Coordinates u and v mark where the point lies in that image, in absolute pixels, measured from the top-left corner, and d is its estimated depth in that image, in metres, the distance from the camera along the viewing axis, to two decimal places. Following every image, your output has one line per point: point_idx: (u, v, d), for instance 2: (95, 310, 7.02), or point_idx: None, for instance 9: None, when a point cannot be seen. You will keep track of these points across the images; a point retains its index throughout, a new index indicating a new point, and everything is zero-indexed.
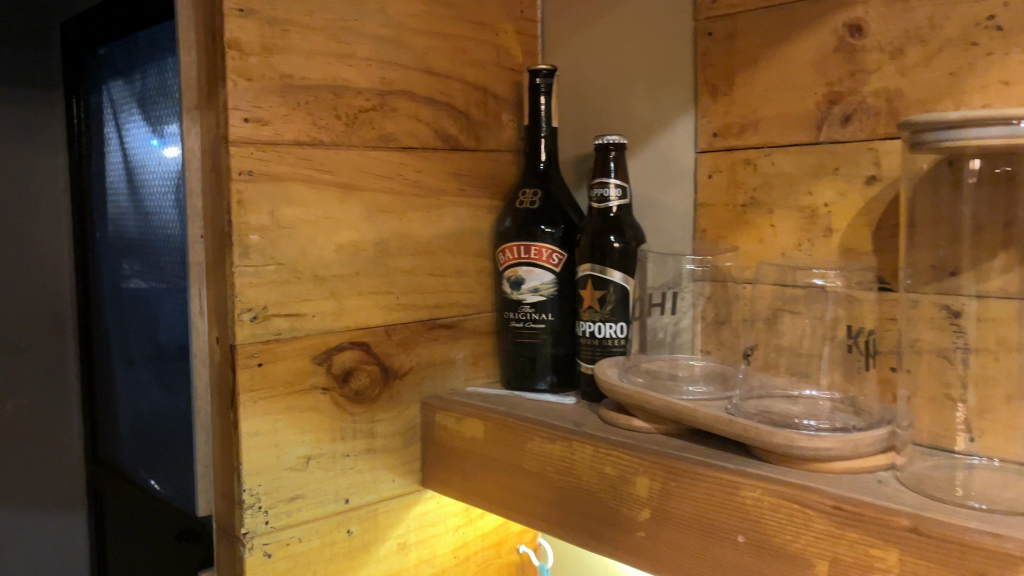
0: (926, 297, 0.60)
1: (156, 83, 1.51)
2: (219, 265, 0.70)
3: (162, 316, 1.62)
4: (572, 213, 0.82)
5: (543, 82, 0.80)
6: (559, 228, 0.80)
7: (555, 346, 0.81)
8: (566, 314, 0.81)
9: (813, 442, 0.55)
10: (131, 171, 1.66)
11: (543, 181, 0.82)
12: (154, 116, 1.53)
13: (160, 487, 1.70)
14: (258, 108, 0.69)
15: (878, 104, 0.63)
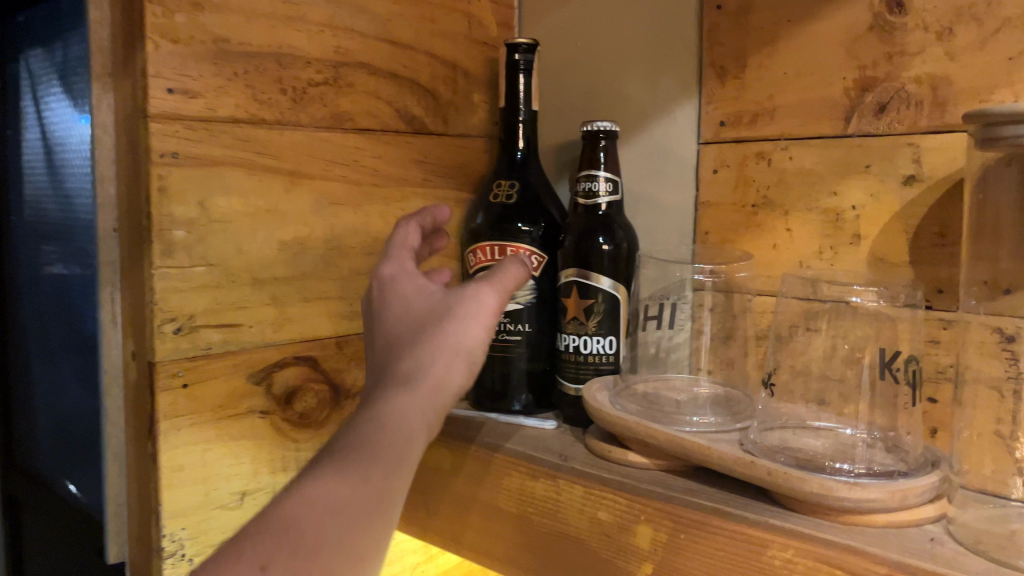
0: (976, 318, 0.52)
1: (82, 53, 1.34)
2: (136, 265, 0.58)
3: (84, 308, 1.46)
4: (555, 210, 0.73)
5: (522, 58, 0.69)
6: (538, 228, 0.70)
7: (531, 360, 0.71)
8: (545, 324, 0.71)
9: (857, 493, 0.47)
10: (50, 149, 1.50)
11: (521, 172, 0.72)
12: (78, 89, 1.37)
13: (77, 494, 1.54)
14: (185, 76, 0.57)
15: (920, 93, 0.54)
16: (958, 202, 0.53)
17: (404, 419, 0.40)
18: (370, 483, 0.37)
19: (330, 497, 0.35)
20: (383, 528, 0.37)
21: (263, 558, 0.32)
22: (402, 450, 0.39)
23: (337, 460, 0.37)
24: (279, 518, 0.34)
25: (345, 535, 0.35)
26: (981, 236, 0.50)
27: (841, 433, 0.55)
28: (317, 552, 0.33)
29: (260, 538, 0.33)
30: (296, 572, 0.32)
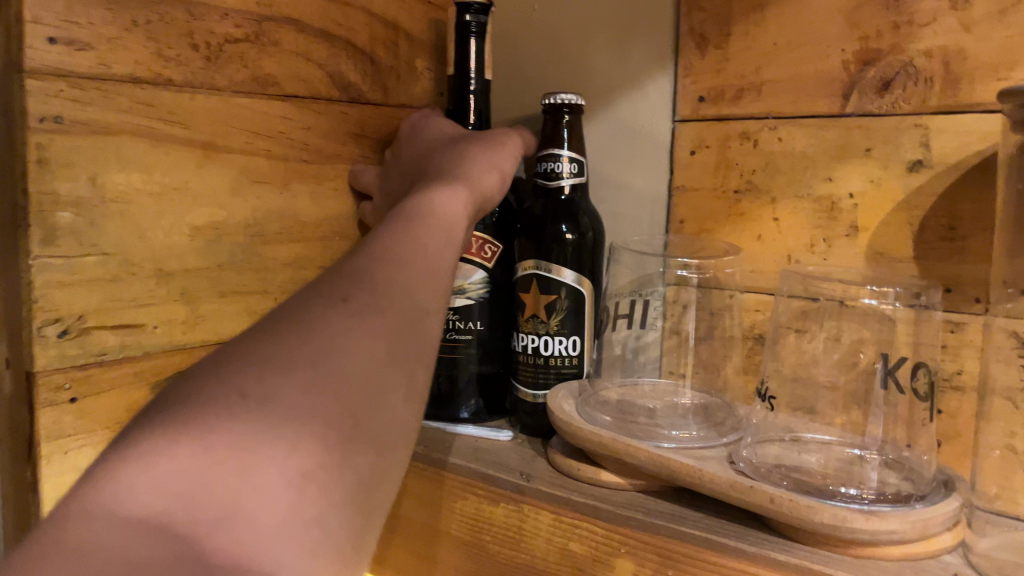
0: (993, 321, 0.46)
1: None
2: (9, 254, 0.47)
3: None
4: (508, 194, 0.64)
5: (473, 19, 0.60)
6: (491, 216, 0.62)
7: (484, 363, 0.63)
8: (499, 321, 0.63)
9: (875, 524, 0.40)
10: None
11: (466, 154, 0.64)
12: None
13: None
14: (71, 23, 0.46)
15: (930, 68, 0.48)
16: (973, 191, 0.47)
17: (449, 212, 0.44)
18: (436, 250, 0.40)
19: (395, 256, 0.38)
20: (440, 292, 0.39)
21: (346, 291, 0.35)
22: (451, 232, 0.43)
23: (398, 225, 0.41)
24: (357, 262, 0.37)
25: (411, 284, 0.37)
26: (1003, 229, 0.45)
27: (845, 450, 0.49)
28: (395, 289, 0.36)
29: (343, 280, 0.35)
30: (376, 308, 0.35)
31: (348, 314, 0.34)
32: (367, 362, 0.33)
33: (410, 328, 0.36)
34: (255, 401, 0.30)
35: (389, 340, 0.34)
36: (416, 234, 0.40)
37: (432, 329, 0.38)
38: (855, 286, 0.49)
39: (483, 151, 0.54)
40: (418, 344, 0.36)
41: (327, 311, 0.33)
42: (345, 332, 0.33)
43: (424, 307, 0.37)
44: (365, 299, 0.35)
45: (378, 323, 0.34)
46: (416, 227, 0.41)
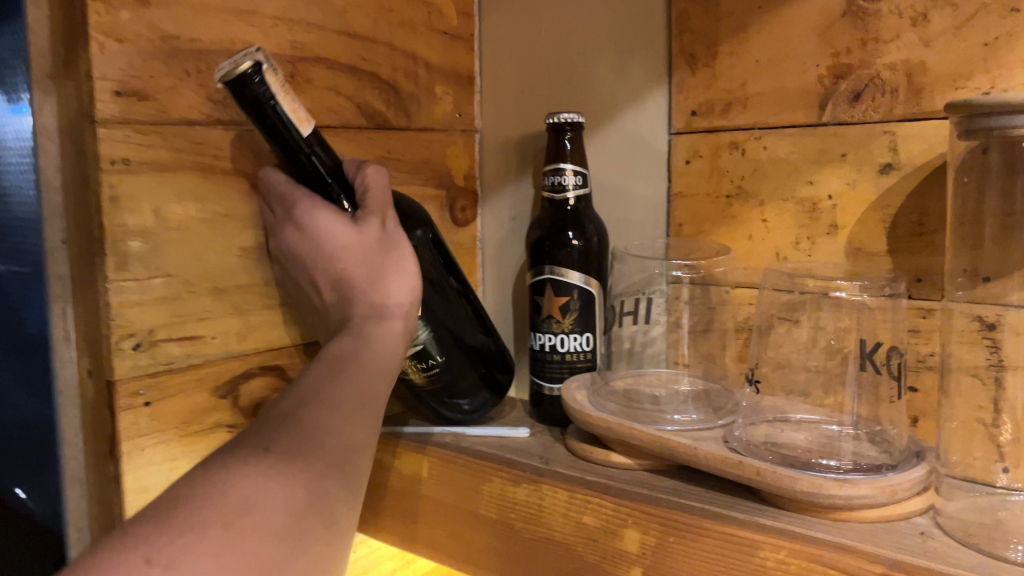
0: (958, 307, 0.51)
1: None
2: (89, 279, 0.55)
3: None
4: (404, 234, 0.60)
5: (253, 71, 0.49)
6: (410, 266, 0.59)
7: (463, 375, 0.63)
8: (454, 334, 0.62)
9: (847, 490, 0.46)
10: None
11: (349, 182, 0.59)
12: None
13: None
14: (133, 77, 0.53)
15: (895, 79, 0.54)
16: (937, 189, 0.52)
17: (386, 340, 0.51)
18: (363, 390, 0.47)
19: (317, 403, 0.44)
20: (364, 431, 0.45)
21: (266, 442, 0.40)
22: (380, 368, 0.49)
23: (327, 367, 0.47)
24: (281, 412, 0.43)
25: (333, 432, 0.43)
26: (966, 224, 0.50)
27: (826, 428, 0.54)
28: (316, 436, 0.42)
29: (264, 431, 0.41)
30: (293, 456, 0.40)
31: (265, 463, 0.38)
32: (280, 514, 0.37)
33: (327, 479, 0.41)
34: (163, 566, 0.32)
35: (308, 487, 0.39)
36: (339, 381, 0.46)
37: (359, 468, 0.44)
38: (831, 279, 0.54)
39: (393, 244, 0.56)
40: (336, 491, 0.41)
41: (248, 461, 0.38)
42: (264, 478, 0.37)
43: (346, 454, 0.43)
44: (282, 448, 0.40)
45: (301, 467, 0.39)
46: (339, 372, 0.47)
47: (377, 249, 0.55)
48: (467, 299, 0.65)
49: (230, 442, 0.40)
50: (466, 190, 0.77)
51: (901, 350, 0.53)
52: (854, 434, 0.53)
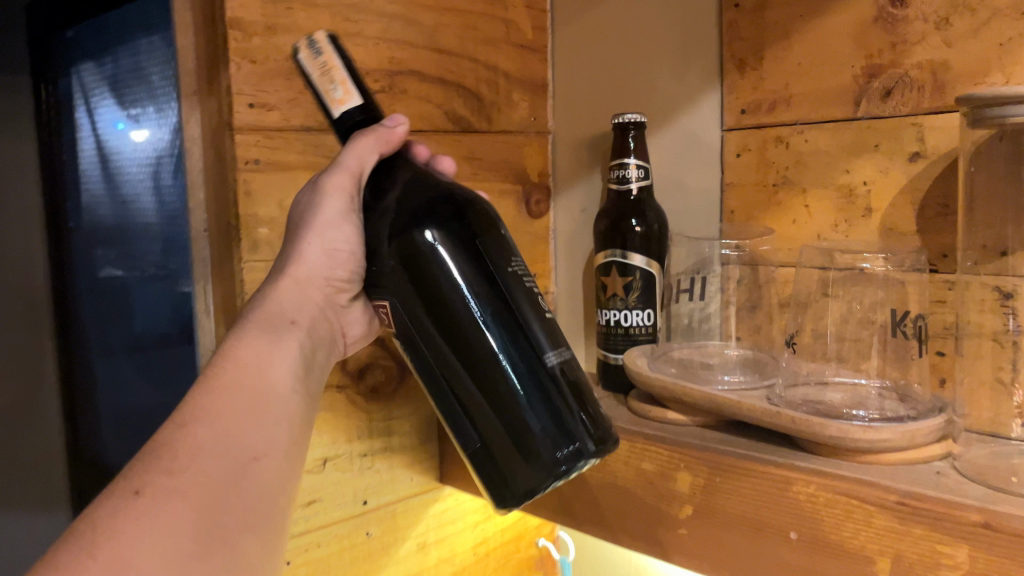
0: (978, 279, 0.57)
1: (128, 65, 1.22)
2: (227, 261, 0.66)
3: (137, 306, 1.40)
4: (429, 216, 0.49)
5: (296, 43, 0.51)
6: (421, 247, 0.49)
7: (488, 447, 0.49)
8: (459, 366, 0.49)
9: (870, 435, 0.53)
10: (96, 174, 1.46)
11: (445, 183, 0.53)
12: (115, 90, 1.28)
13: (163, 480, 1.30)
14: (263, 92, 0.64)
15: (922, 77, 0.60)
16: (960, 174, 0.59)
17: (275, 313, 0.52)
18: (249, 390, 0.47)
19: (197, 425, 0.44)
20: (258, 433, 0.46)
21: (137, 486, 0.40)
22: (264, 355, 0.50)
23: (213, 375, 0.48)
24: (163, 442, 0.43)
25: (218, 459, 0.43)
26: (986, 204, 0.56)
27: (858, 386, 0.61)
28: (196, 460, 0.42)
29: (136, 475, 0.41)
30: (170, 485, 0.41)
31: (137, 512, 0.39)
32: (179, 537, 0.39)
33: (223, 507, 0.42)
34: None
35: (190, 505, 0.41)
36: (218, 389, 0.47)
37: (259, 472, 0.45)
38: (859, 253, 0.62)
39: (324, 223, 0.52)
40: (232, 510, 0.42)
41: (120, 512, 0.39)
42: (130, 528, 0.38)
43: (240, 473, 0.44)
44: (154, 490, 0.40)
45: (182, 495, 0.41)
46: (224, 356, 0.49)
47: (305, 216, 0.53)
48: (510, 355, 0.48)
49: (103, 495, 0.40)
50: (541, 185, 0.86)
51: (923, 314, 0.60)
52: (880, 387, 0.60)
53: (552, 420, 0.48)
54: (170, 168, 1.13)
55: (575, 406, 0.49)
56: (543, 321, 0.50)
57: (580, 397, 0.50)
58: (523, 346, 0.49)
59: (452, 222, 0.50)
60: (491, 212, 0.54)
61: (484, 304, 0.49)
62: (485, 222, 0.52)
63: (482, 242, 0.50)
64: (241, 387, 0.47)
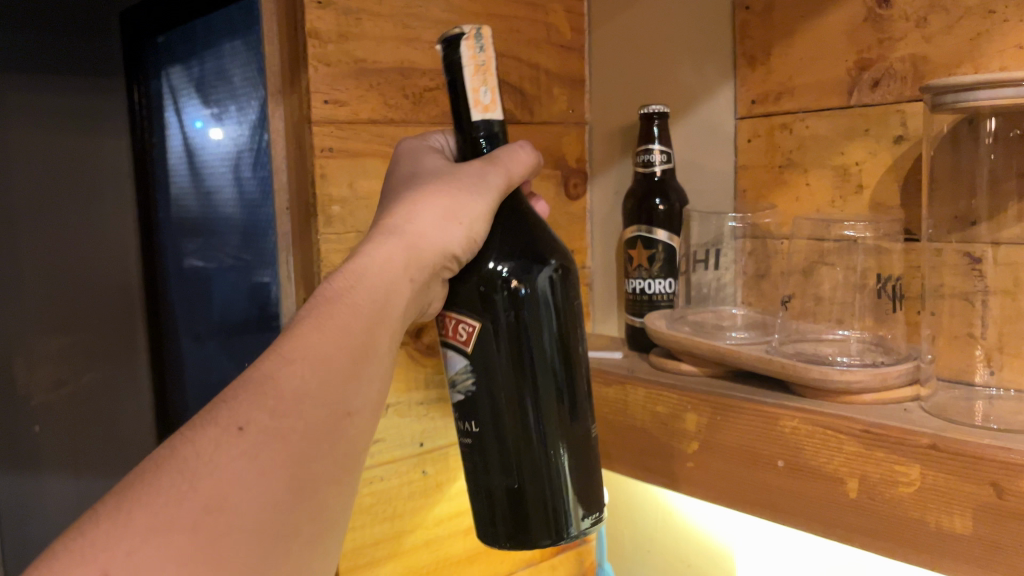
0: (950, 246, 0.66)
1: (211, 68, 1.34)
2: (306, 234, 0.78)
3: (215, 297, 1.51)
4: (511, 268, 0.54)
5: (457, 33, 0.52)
6: (497, 298, 0.54)
7: (486, 478, 0.57)
8: (519, 421, 0.55)
9: (846, 377, 0.61)
10: (178, 167, 1.60)
11: (538, 239, 0.57)
12: (200, 91, 1.40)
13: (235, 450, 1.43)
14: (336, 90, 0.76)
15: (904, 69, 0.68)
16: None
17: (389, 263, 0.51)
18: (354, 334, 0.48)
19: (302, 367, 0.46)
20: (359, 390, 0.48)
21: (240, 422, 0.43)
22: (377, 308, 0.50)
23: (326, 309, 0.49)
24: (263, 375, 0.45)
25: (318, 408, 0.46)
26: (953, 180, 0.64)
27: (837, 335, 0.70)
28: (299, 407, 0.45)
29: (242, 406, 0.44)
30: (269, 428, 0.43)
31: (238, 449, 0.42)
32: (267, 484, 0.42)
33: (312, 458, 0.45)
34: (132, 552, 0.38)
35: (288, 452, 0.44)
36: (330, 327, 0.48)
37: (348, 431, 0.47)
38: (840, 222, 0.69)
39: (469, 199, 0.54)
40: (322, 459, 0.46)
41: (219, 442, 0.42)
42: (232, 464, 0.42)
43: (333, 426, 0.46)
44: (256, 431, 0.43)
45: (280, 445, 0.43)
46: (343, 291, 0.50)
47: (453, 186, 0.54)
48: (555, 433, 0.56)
49: (207, 415, 0.44)
50: (578, 170, 0.97)
51: (895, 276, 0.69)
52: (861, 338, 0.70)
53: (547, 482, 0.55)
54: (248, 164, 1.23)
55: (576, 479, 0.57)
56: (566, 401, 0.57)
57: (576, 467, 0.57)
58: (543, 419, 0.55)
59: (531, 288, 0.54)
60: (574, 287, 0.58)
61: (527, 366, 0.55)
62: (561, 297, 0.56)
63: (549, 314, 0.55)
64: (347, 335, 0.48)
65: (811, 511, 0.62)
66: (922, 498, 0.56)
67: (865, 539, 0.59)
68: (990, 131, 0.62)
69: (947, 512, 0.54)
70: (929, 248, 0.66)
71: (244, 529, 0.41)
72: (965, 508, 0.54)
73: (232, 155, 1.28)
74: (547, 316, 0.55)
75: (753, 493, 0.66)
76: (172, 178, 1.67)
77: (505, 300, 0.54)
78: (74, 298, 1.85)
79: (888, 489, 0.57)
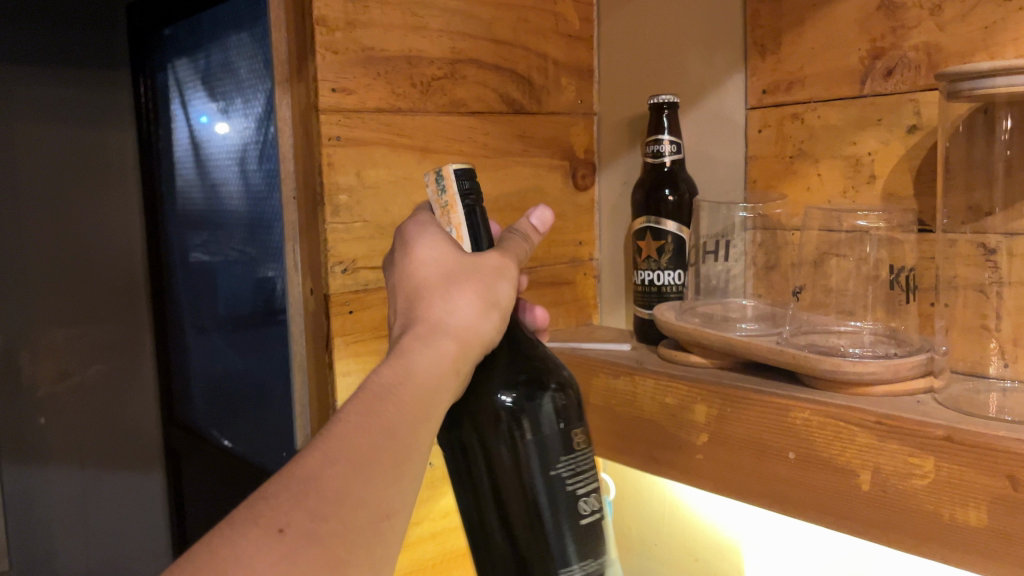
0: (964, 237, 0.65)
1: (218, 60, 1.33)
2: (313, 223, 0.78)
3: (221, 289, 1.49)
4: (516, 396, 0.52)
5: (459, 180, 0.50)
6: (500, 425, 0.52)
7: None
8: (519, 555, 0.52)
9: (859, 368, 0.61)
10: (183, 158, 1.60)
11: (539, 365, 0.55)
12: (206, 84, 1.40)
13: (233, 444, 1.42)
14: (343, 78, 0.75)
15: (918, 57, 0.67)
16: None
17: (429, 362, 0.46)
18: (389, 448, 0.42)
19: (343, 472, 0.40)
20: (400, 498, 0.43)
21: (281, 522, 0.38)
22: (423, 402, 0.45)
23: (352, 427, 0.42)
24: (297, 475, 0.40)
25: (358, 513, 0.40)
26: (967, 171, 0.63)
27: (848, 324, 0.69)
28: (335, 513, 0.39)
29: (281, 503, 0.38)
30: (310, 535, 0.38)
31: (278, 555, 0.37)
32: None
33: (356, 558, 0.39)
34: None
35: (328, 560, 0.38)
36: (366, 439, 0.42)
37: (380, 537, 0.41)
38: (852, 213, 0.68)
39: (494, 281, 0.50)
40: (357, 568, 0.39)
41: (258, 546, 0.37)
42: (274, 571, 0.36)
43: (374, 531, 0.41)
44: (298, 533, 0.38)
45: (319, 553, 0.38)
46: (383, 391, 0.44)
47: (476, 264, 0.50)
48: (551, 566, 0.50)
49: (244, 512, 0.38)
50: (586, 161, 0.96)
51: (907, 267, 0.68)
52: (873, 329, 0.69)
53: None
54: (253, 157, 1.21)
55: None
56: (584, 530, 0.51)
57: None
58: (553, 551, 0.50)
59: (536, 414, 0.52)
60: (580, 413, 0.54)
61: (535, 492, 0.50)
62: (574, 424, 0.53)
63: (562, 435, 0.52)
64: (392, 435, 0.43)
65: (823, 504, 0.61)
66: (936, 491, 0.55)
67: (877, 532, 0.58)
68: (1006, 128, 0.61)
69: (961, 505, 0.54)
70: (943, 238, 0.66)
71: None
72: (980, 501, 0.53)
73: (239, 149, 1.26)
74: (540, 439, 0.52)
75: (764, 485, 0.65)
76: (176, 171, 1.66)
77: (507, 427, 0.52)
78: (80, 291, 1.84)
79: (901, 481, 0.57)
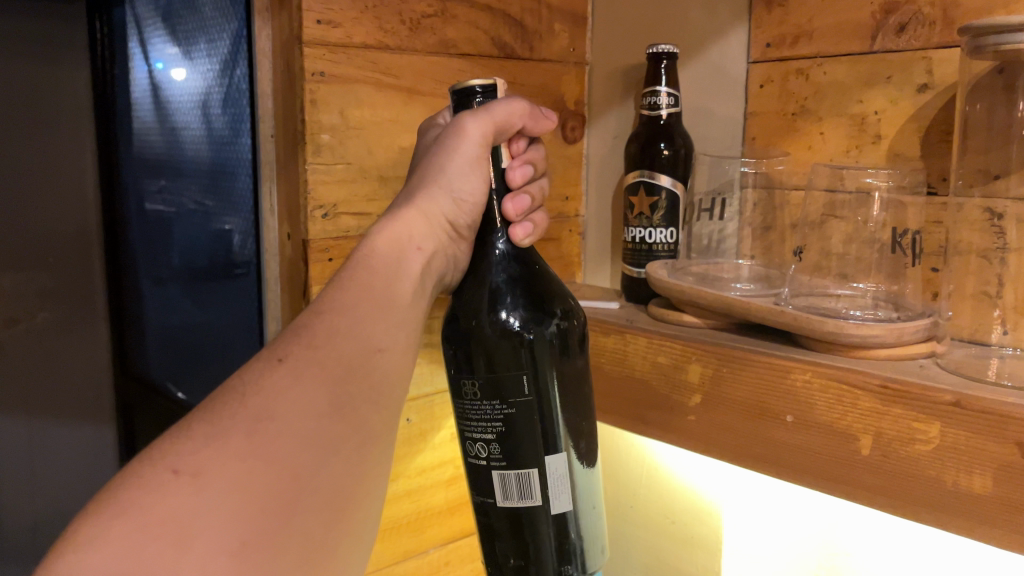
0: (973, 201, 0.63)
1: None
2: (292, 163, 0.73)
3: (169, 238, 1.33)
4: (525, 319, 0.54)
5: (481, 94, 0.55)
6: (507, 342, 0.53)
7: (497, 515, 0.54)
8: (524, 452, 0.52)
9: (863, 330, 0.59)
10: None
11: (545, 287, 0.57)
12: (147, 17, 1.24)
13: (182, 395, 1.33)
14: (329, 9, 0.70)
15: (934, 13, 0.65)
16: None
17: (392, 239, 0.55)
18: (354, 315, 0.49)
19: (331, 316, 0.49)
20: (386, 330, 0.50)
21: (285, 353, 0.47)
22: (389, 275, 0.53)
23: (344, 281, 0.52)
24: (303, 326, 0.49)
25: (346, 342, 0.48)
26: (981, 133, 0.62)
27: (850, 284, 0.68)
28: (331, 340, 0.48)
29: (285, 343, 0.48)
30: (309, 355, 0.47)
31: (286, 372, 0.46)
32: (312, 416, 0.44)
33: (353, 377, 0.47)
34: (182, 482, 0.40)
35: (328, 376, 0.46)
36: (348, 289, 0.51)
37: (382, 363, 0.49)
38: (860, 172, 0.66)
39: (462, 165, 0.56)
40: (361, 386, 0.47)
41: (262, 373, 0.46)
42: (279, 388, 0.45)
43: (366, 361, 0.48)
44: (296, 357, 0.47)
45: (319, 373, 0.46)
46: (354, 265, 0.53)
47: (442, 149, 0.56)
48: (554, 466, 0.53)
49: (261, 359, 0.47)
50: (576, 113, 0.93)
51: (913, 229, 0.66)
52: (875, 292, 0.67)
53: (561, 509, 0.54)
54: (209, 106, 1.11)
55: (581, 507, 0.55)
56: (531, 467, 0.52)
57: (531, 535, 0.54)
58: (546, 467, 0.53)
59: (542, 337, 0.54)
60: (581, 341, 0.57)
61: (479, 423, 0.53)
62: (569, 353, 0.55)
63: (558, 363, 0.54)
64: (357, 304, 0.50)
65: (820, 469, 0.60)
66: (940, 457, 0.54)
67: (874, 496, 0.57)
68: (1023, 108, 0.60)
69: (966, 472, 0.53)
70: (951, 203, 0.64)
71: (298, 433, 0.43)
72: (985, 468, 0.52)
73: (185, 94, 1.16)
74: (546, 355, 0.54)
75: (758, 447, 0.64)
76: None
77: (513, 348, 0.53)
78: None
79: (904, 446, 0.55)
